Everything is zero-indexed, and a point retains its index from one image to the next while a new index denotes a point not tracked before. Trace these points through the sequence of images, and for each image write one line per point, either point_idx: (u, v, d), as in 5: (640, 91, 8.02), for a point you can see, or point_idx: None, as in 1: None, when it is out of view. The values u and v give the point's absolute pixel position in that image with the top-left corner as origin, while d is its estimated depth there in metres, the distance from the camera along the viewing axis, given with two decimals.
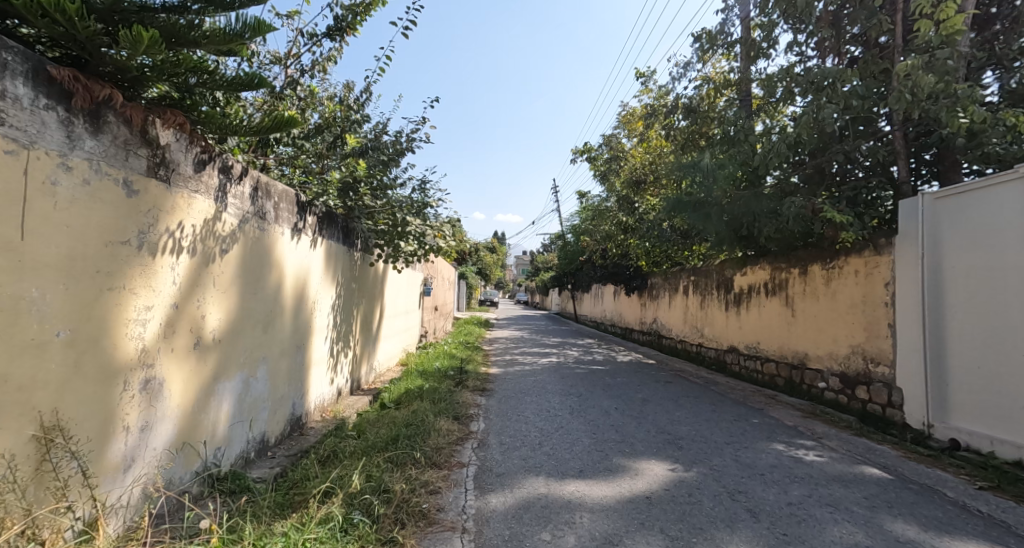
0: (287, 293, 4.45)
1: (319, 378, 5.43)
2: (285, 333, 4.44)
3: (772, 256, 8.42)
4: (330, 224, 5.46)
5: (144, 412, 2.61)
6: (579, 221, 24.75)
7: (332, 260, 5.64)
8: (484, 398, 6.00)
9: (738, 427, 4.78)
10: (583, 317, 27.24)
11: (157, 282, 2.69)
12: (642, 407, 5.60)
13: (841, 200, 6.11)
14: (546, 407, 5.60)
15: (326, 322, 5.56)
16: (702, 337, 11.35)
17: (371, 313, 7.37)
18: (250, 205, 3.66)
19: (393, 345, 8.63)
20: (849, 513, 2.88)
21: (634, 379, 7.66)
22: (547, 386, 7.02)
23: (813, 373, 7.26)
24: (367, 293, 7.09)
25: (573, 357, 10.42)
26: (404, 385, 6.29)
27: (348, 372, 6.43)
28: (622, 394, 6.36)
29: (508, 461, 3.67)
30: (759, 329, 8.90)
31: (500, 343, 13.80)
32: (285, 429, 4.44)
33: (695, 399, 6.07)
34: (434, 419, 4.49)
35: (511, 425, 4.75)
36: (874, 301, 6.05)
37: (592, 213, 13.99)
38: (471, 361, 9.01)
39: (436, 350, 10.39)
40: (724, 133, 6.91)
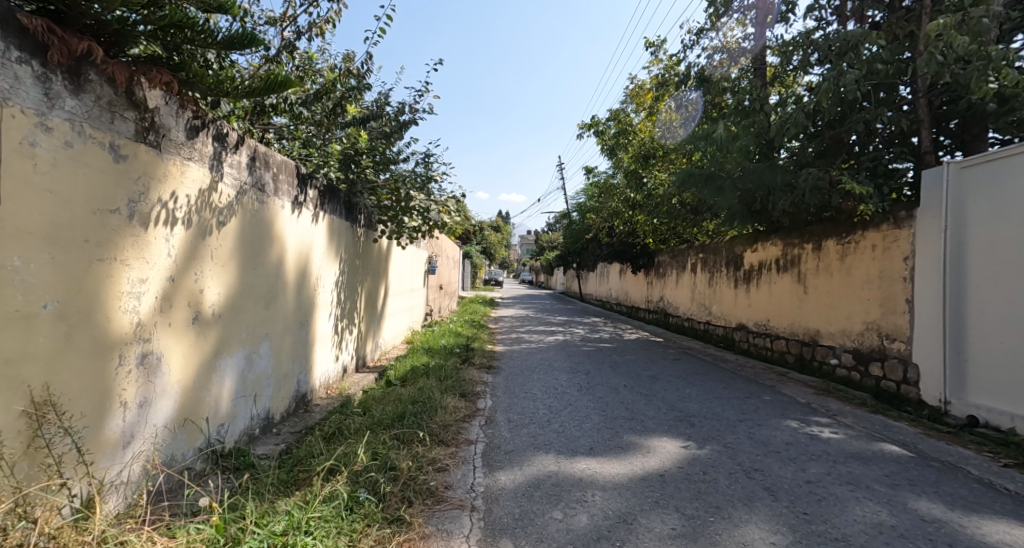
0: (289, 268, 4.35)
1: (324, 354, 5.36)
2: (288, 308, 4.35)
3: (784, 231, 8.23)
4: (332, 198, 5.33)
5: (143, 388, 2.52)
6: (585, 200, 24.47)
7: (335, 236, 5.53)
8: (491, 375, 5.92)
9: (751, 404, 4.68)
10: (589, 296, 27.15)
11: (152, 254, 2.58)
12: (652, 384, 5.50)
13: (859, 172, 5.91)
14: (553, 384, 5.51)
15: (329, 299, 5.47)
16: (710, 315, 11.23)
17: (376, 291, 7.31)
18: (248, 175, 3.53)
19: (398, 324, 8.62)
20: (871, 491, 2.78)
21: (642, 356, 7.56)
22: (554, 363, 6.95)
23: (824, 350, 7.14)
24: (371, 270, 6.99)
25: (580, 335, 10.35)
26: (410, 363, 6.23)
27: (353, 349, 6.38)
28: (630, 371, 6.27)
29: (517, 439, 3.59)
30: (770, 306, 8.76)
31: (506, 322, 13.74)
32: (290, 405, 4.37)
33: (705, 376, 5.97)
34: (440, 396, 4.41)
35: (518, 402, 4.67)
36: (891, 276, 5.88)
37: (599, 190, 13.77)
38: (477, 339, 8.95)
39: (442, 328, 10.33)
40: (738, 103, 6.68)
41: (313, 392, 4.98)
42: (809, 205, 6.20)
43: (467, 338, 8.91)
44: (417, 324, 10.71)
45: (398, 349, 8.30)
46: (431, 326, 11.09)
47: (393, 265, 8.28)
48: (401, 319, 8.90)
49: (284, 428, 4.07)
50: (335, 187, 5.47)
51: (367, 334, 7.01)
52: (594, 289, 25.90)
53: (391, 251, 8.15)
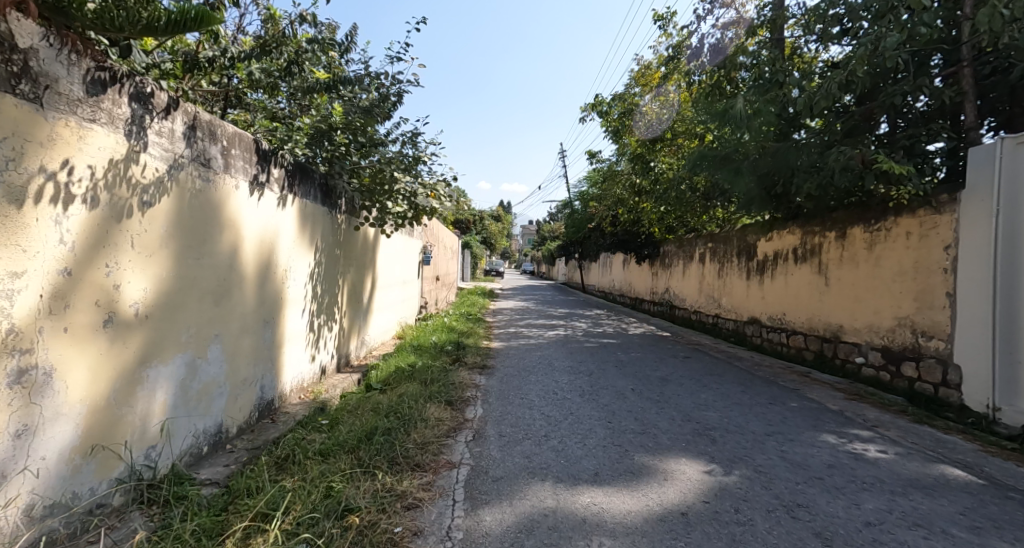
0: (247, 259, 3.78)
1: (295, 355, 4.80)
2: (246, 305, 3.78)
3: (804, 218, 7.62)
4: (303, 179, 4.75)
5: (19, 414, 1.96)
6: (588, 189, 23.82)
7: (307, 222, 4.96)
8: (484, 377, 5.37)
9: (778, 413, 4.11)
10: (591, 287, 26.59)
11: (33, 241, 2.01)
12: (663, 388, 4.94)
13: (894, 151, 5.30)
14: (553, 387, 4.95)
15: (301, 293, 4.90)
16: (720, 308, 10.66)
17: (361, 284, 6.80)
18: (185, 147, 2.95)
19: (388, 319, 8.15)
20: (949, 538, 2.21)
21: (649, 354, 6.98)
22: (554, 362, 6.39)
23: (848, 347, 6.57)
24: (354, 261, 6.42)
25: (582, 329, 9.81)
26: (395, 363, 5.67)
27: (333, 348, 5.82)
28: (638, 371, 5.70)
29: (507, 461, 3.04)
30: (786, 299, 8.18)
31: (505, 314, 13.20)
32: (249, 416, 3.82)
33: (721, 378, 5.39)
34: (423, 405, 3.85)
35: (512, 411, 4.12)
36: (930, 267, 5.28)
37: (603, 177, 13.14)
38: (472, 334, 8.39)
39: (436, 323, 9.77)
40: (758, 76, 6.04)
41: (281, 399, 4.42)
42: (837, 189, 5.60)
43: (462, 333, 8.34)
44: (410, 318, 10.24)
45: (387, 346, 7.83)
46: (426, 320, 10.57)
47: (381, 256, 7.76)
48: (392, 314, 8.42)
49: (240, 444, 3.52)
50: (307, 166, 4.89)
51: (351, 331, 6.49)
52: (596, 280, 25.33)
53: (379, 241, 7.63)
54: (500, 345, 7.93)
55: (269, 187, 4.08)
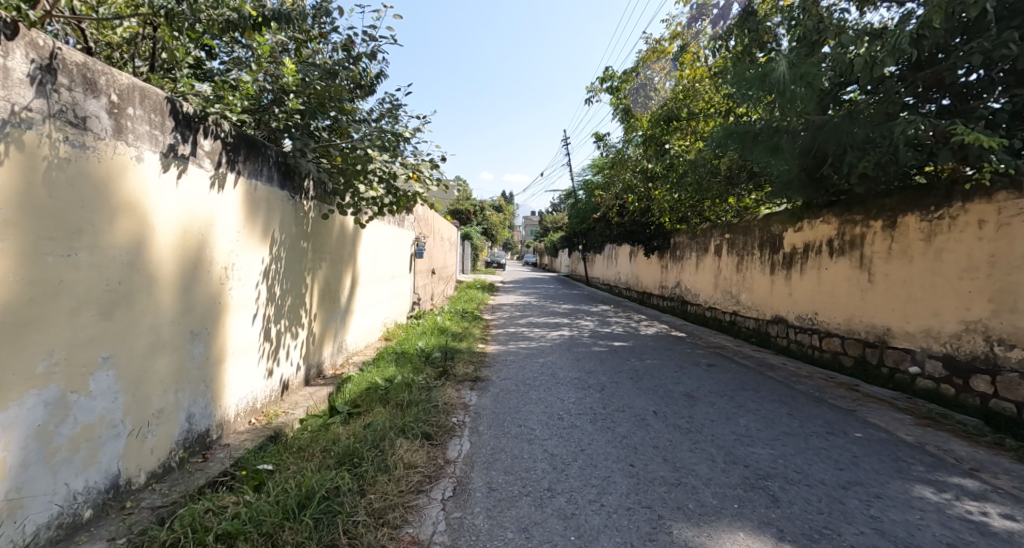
0: (162, 255, 2.90)
1: (244, 370, 3.95)
2: (161, 314, 2.91)
3: (843, 205, 6.70)
4: (251, 155, 3.88)
5: None
6: (594, 178, 22.88)
7: (260, 209, 4.10)
8: (476, 395, 4.52)
9: (843, 447, 3.25)
10: (596, 279, 25.70)
11: None
12: (692, 408, 4.08)
13: (969, 122, 4.40)
14: (558, 409, 4.10)
15: (250, 295, 4.03)
16: (739, 305, 9.81)
17: (336, 282, 5.96)
18: (34, 96, 2.10)
19: (372, 319, 7.36)
20: None
21: (667, 360, 6.14)
22: (558, 372, 5.55)
23: (898, 354, 5.69)
24: (326, 255, 5.57)
25: (588, 329, 8.98)
26: (372, 376, 4.84)
27: (299, 357, 4.99)
28: (657, 385, 4.85)
29: (495, 538, 2.20)
30: (817, 296, 7.31)
31: (505, 311, 12.38)
32: (169, 457, 2.98)
33: (758, 394, 4.54)
34: (393, 444, 3.04)
35: (507, 447, 3.27)
36: (1011, 263, 4.42)
37: (611, 162, 12.21)
38: (467, 336, 7.54)
39: (428, 322, 8.94)
40: (801, 34, 5.10)
41: (221, 427, 3.56)
42: (897, 167, 4.70)
43: (455, 335, 7.50)
44: (399, 318, 9.45)
45: (369, 351, 7.03)
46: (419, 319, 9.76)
47: (361, 249, 6.95)
48: (376, 313, 7.63)
49: (148, 499, 2.68)
50: (258, 140, 4.03)
51: (325, 336, 5.67)
52: (602, 272, 24.43)
53: (360, 232, 6.81)
54: (498, 348, 7.09)
55: (198, 163, 3.21)
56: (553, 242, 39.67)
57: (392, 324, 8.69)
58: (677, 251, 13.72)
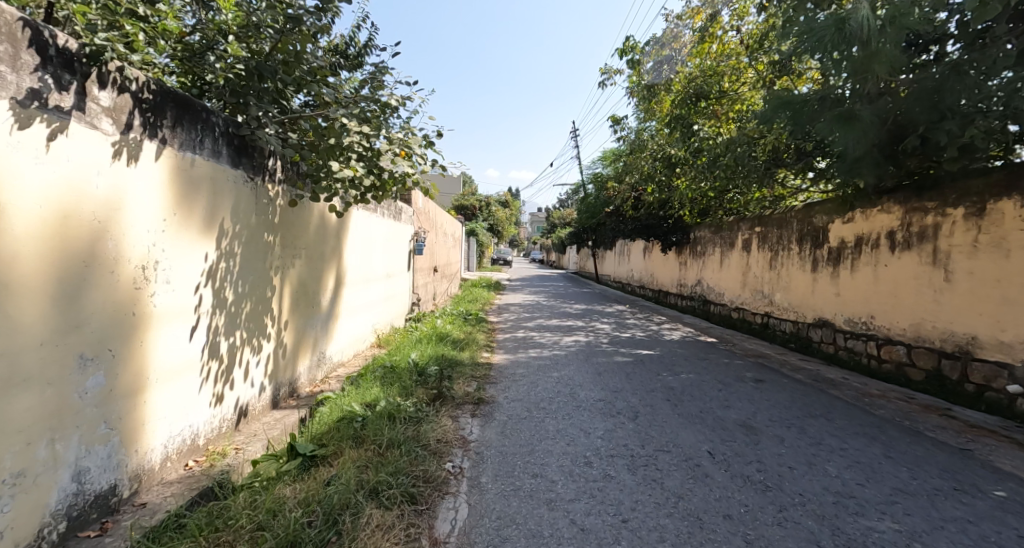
0: (16, 250, 2.00)
1: (178, 399, 3.05)
2: (21, 336, 2.03)
3: (911, 190, 5.73)
4: (182, 119, 2.97)
5: None
6: (606, 171, 21.92)
7: (200, 190, 3.20)
8: (479, 427, 3.62)
9: (991, 516, 2.34)
10: (606, 277, 24.75)
11: None
12: (757, 446, 3.17)
13: None
14: (583, 449, 3.20)
15: (187, 301, 3.13)
16: (774, 306, 8.87)
17: (313, 283, 5.09)
18: None
19: (359, 325, 6.51)
20: None
21: (705, 375, 5.21)
22: (578, 390, 4.64)
23: (988, 369, 4.73)
24: (299, 251, 4.69)
25: (604, 334, 8.06)
26: (354, 399, 3.96)
27: (262, 375, 4.10)
28: (702, 410, 3.93)
29: None
30: (874, 297, 6.36)
31: (513, 312, 11.49)
32: (38, 538, 2.09)
33: (833, 425, 3.61)
34: (360, 519, 2.22)
35: (520, 515, 2.39)
36: None
37: (627, 149, 11.23)
38: (470, 344, 6.65)
39: (427, 327, 8.03)
40: None
41: (137, 478, 2.67)
42: (1007, 137, 3.74)
43: (456, 342, 6.60)
44: (394, 321, 8.58)
45: (355, 363, 6.18)
46: (417, 323, 8.88)
47: (346, 245, 6.08)
48: (365, 318, 6.78)
49: None
50: (197, 102, 3.11)
51: (299, 348, 4.81)
52: (613, 269, 23.46)
53: (343, 226, 5.93)
54: (505, 358, 6.20)
55: (91, 121, 2.31)
56: (561, 238, 38.68)
57: (385, 329, 7.83)
58: (699, 246, 12.73)
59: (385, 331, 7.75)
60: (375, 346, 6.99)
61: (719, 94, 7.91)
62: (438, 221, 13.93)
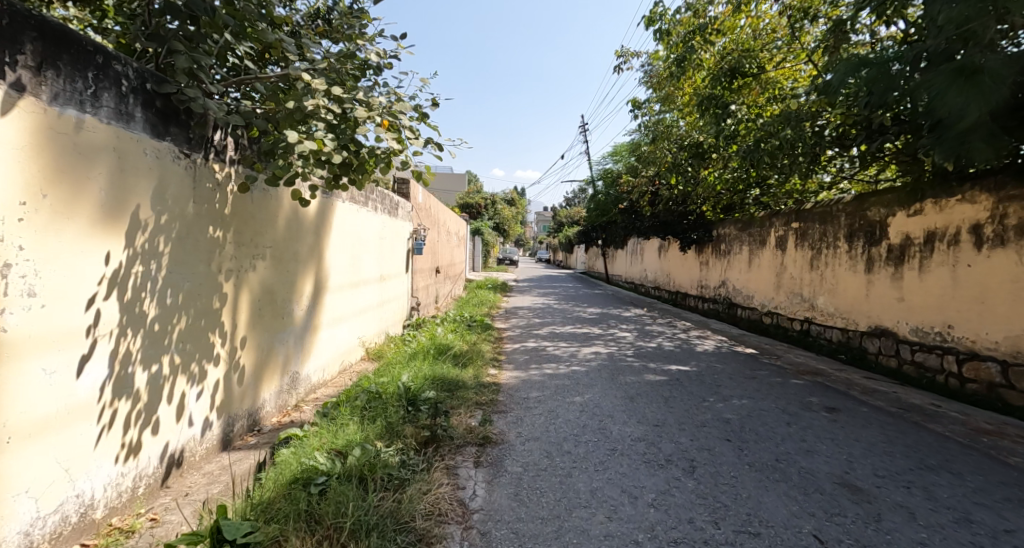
0: None
1: (57, 462, 2.12)
2: None
3: (1011, 174, 4.84)
4: (54, 57, 2.06)
5: None
6: (620, 166, 20.94)
7: (94, 163, 2.28)
8: (486, 488, 2.68)
9: None
10: (618, 277, 23.75)
11: None
12: (882, 529, 2.23)
13: None
14: (632, 530, 2.27)
15: (76, 321, 2.21)
16: (817, 311, 7.91)
17: (280, 290, 4.19)
18: None
19: (342, 339, 5.60)
20: None
21: (761, 401, 4.25)
22: (609, 423, 3.71)
23: None
24: (258, 251, 3.79)
25: (627, 344, 7.12)
26: (332, 438, 3.10)
27: (207, 410, 3.18)
28: (779, 459, 2.99)
29: None
30: (952, 302, 5.42)
31: (522, 316, 10.58)
32: None
33: (967, 485, 2.67)
34: None
35: None
36: None
37: (648, 136, 10.25)
38: (475, 358, 5.73)
39: (427, 337, 7.11)
40: None
41: None
42: None
43: (459, 358, 5.67)
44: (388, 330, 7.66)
45: (336, 383, 5.27)
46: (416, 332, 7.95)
47: (325, 244, 5.17)
48: (350, 329, 5.87)
49: None
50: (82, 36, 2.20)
51: (263, 371, 3.92)
52: (625, 269, 22.46)
53: (322, 221, 5.04)
54: (517, 376, 5.27)
55: None
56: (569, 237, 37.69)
57: (377, 340, 6.91)
58: (725, 244, 11.73)
59: (377, 342, 6.84)
60: (364, 360, 6.10)
61: (758, 70, 6.94)
62: (439, 217, 12.95)
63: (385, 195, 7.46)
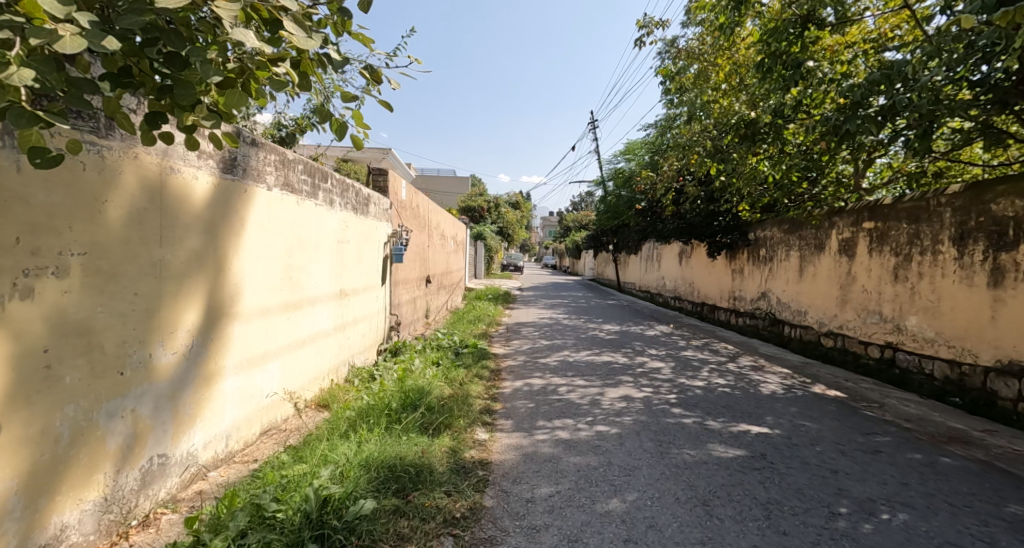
0: None
1: None
2: None
3: None
4: None
5: None
6: (637, 165, 19.31)
7: None
8: None
9: None
10: (632, 284, 21.99)
11: None
12: None
13: None
14: None
15: None
16: (906, 335, 6.19)
17: (111, 327, 2.49)
18: None
19: (258, 390, 3.87)
20: None
21: (931, 518, 2.50)
22: None
23: None
24: (35, 261, 2.11)
25: (664, 383, 5.39)
26: None
27: None
28: None
29: None
30: None
31: (528, 337, 8.88)
32: None
33: None
34: None
35: None
36: None
37: (680, 121, 8.58)
38: (455, 416, 4.01)
39: (399, 374, 5.38)
40: None
41: None
42: None
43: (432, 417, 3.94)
44: (349, 366, 5.90)
45: (241, 461, 3.53)
46: (389, 366, 6.22)
47: (226, 250, 3.47)
48: (277, 373, 4.15)
49: None
50: None
51: (58, 476, 2.22)
52: (641, 276, 20.70)
53: (217, 215, 3.35)
54: (516, 448, 3.57)
55: None
56: (578, 242, 35.93)
57: (326, 382, 5.16)
58: (768, 249, 9.97)
59: (324, 387, 5.08)
60: (303, 417, 4.39)
61: (839, 18, 5.27)
62: (429, 219, 11.27)
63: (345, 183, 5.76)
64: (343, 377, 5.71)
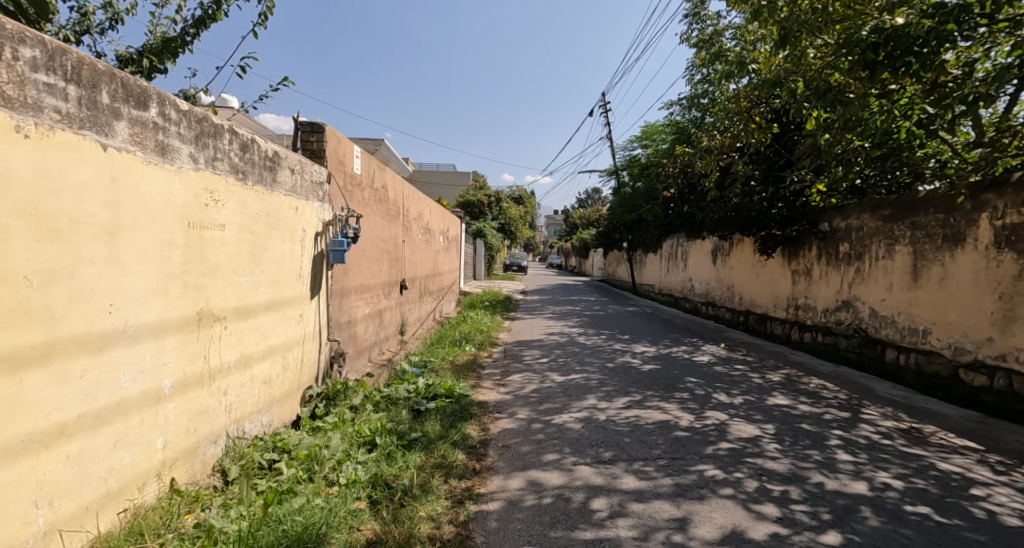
0: None
1: None
2: None
3: None
4: None
5: None
6: (661, 150, 16.97)
7: None
8: None
9: None
10: (650, 287, 19.61)
11: None
12: None
13: None
14: None
15: None
16: None
17: None
18: None
19: None
20: None
21: None
22: None
23: None
24: None
25: (789, 491, 2.90)
26: None
27: None
28: None
29: None
30: None
31: (537, 366, 6.48)
32: None
33: None
34: None
35: None
36: None
37: (753, 63, 6.12)
38: None
39: (289, 475, 2.89)
40: None
41: None
42: None
43: None
44: (218, 446, 3.41)
45: None
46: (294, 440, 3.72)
47: None
48: None
49: None
50: None
51: None
52: (662, 278, 18.19)
53: None
54: None
55: None
56: (587, 240, 33.41)
57: (136, 501, 2.66)
58: (855, 244, 7.65)
59: (130, 514, 2.59)
60: None
61: None
62: (401, 206, 8.80)
63: (206, 118, 3.23)
64: (200, 472, 3.20)
